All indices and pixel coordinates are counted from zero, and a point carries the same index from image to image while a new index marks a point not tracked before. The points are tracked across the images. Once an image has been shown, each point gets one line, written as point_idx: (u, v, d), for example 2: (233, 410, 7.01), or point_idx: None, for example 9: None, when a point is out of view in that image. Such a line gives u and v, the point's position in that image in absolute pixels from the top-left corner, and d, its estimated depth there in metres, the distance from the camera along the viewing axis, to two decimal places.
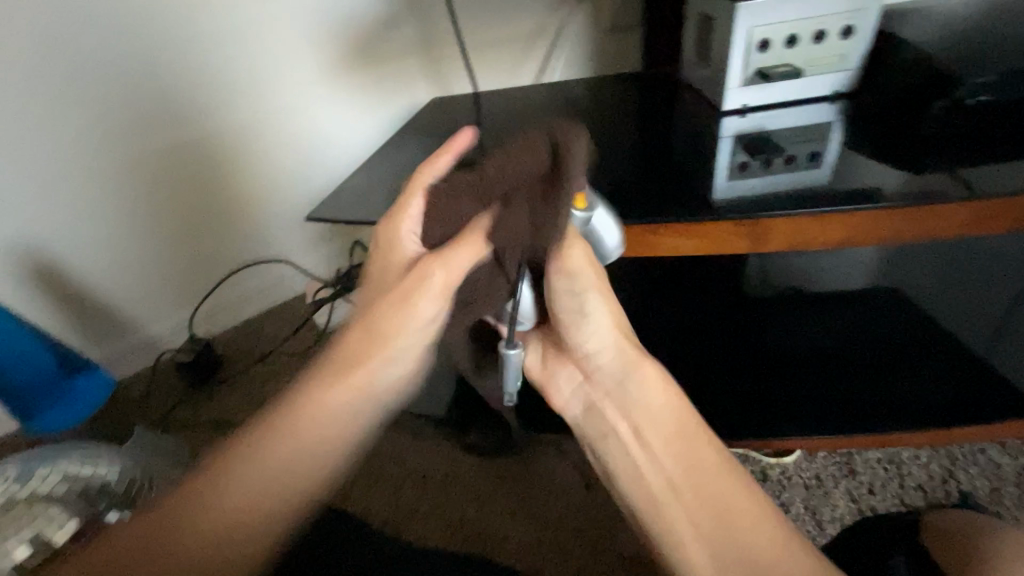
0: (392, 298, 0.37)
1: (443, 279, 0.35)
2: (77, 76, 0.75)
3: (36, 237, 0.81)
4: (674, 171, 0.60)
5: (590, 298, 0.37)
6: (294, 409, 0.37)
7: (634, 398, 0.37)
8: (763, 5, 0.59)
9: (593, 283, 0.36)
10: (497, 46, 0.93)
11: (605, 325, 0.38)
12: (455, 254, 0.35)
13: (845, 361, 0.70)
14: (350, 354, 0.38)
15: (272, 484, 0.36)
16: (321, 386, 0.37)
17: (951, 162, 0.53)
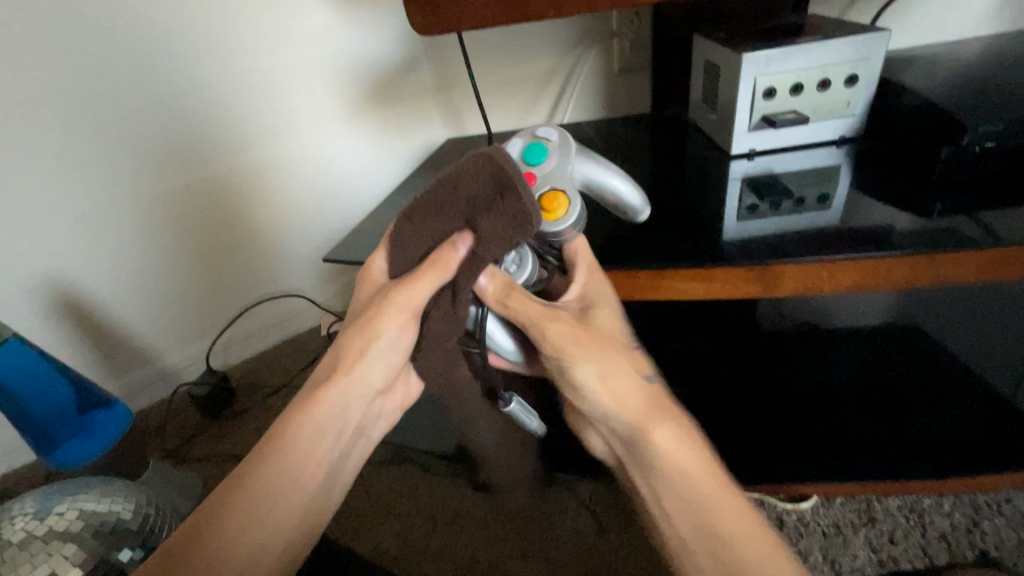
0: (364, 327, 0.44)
1: (403, 302, 0.42)
2: (110, 121, 0.80)
3: (65, 273, 0.84)
4: (684, 212, 0.61)
5: (587, 373, 0.41)
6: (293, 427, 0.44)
7: (647, 457, 0.39)
8: (769, 54, 0.61)
9: (585, 356, 0.41)
10: (510, 89, 0.96)
11: (608, 392, 0.40)
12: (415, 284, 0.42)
13: (860, 403, 0.69)
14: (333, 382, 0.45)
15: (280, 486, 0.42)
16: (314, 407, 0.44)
17: (960, 207, 0.54)
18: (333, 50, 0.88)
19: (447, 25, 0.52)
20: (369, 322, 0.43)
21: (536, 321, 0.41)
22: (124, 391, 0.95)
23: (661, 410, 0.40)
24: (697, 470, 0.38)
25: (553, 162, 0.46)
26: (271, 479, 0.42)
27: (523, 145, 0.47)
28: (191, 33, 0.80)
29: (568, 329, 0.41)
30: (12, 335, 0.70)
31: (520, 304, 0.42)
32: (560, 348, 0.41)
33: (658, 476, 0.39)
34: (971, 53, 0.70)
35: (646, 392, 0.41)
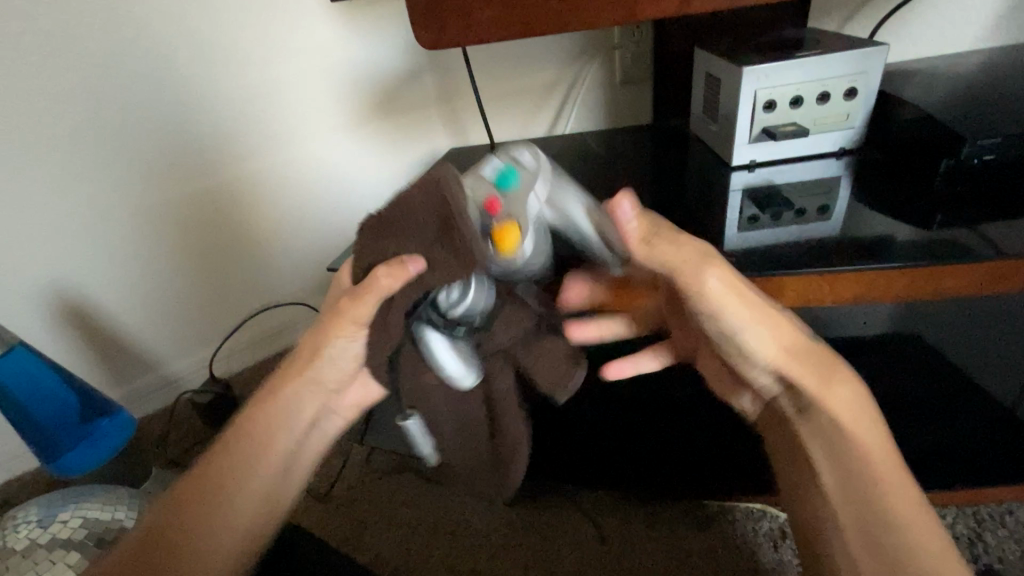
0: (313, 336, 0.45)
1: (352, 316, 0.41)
2: (118, 132, 0.81)
3: (70, 281, 0.85)
4: (685, 223, 0.62)
5: (746, 329, 0.40)
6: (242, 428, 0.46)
7: (828, 403, 0.40)
8: (769, 68, 0.62)
9: (749, 309, 0.40)
10: (512, 100, 0.97)
11: (766, 348, 0.41)
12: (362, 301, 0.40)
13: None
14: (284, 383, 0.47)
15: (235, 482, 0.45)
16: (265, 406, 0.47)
17: (961, 218, 0.54)
18: (337, 61, 0.89)
19: (451, 39, 0.52)
20: (324, 329, 0.44)
21: (691, 273, 0.38)
22: (126, 399, 0.95)
23: (819, 368, 0.40)
24: (875, 446, 0.40)
25: (528, 190, 0.38)
26: (225, 479, 0.45)
27: (498, 163, 0.38)
28: (198, 44, 0.81)
29: (725, 281, 0.39)
30: (19, 342, 0.71)
31: (672, 253, 0.38)
32: (720, 298, 0.39)
33: (845, 436, 0.41)
34: (970, 67, 0.71)
35: (802, 346, 0.41)
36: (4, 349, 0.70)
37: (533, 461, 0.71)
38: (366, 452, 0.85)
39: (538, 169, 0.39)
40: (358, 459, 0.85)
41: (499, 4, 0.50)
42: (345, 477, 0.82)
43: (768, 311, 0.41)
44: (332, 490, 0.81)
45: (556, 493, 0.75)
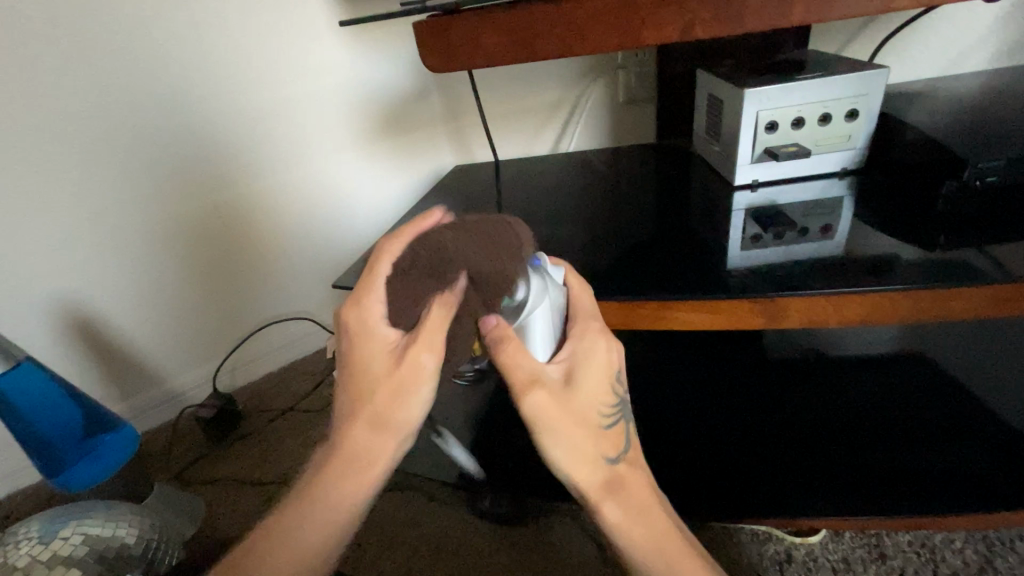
0: (388, 378, 0.38)
1: (427, 359, 0.37)
2: (129, 148, 0.83)
3: (79, 294, 0.86)
4: (688, 241, 0.62)
5: (555, 453, 0.38)
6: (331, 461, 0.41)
7: (618, 510, 0.40)
8: (771, 90, 0.62)
9: (566, 424, 0.38)
10: (517, 120, 0.98)
11: (569, 472, 0.39)
12: (432, 337, 0.37)
13: (869, 435, 0.68)
14: (359, 416, 0.39)
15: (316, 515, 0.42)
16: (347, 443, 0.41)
17: (964, 240, 0.54)
18: (346, 81, 0.91)
19: (458, 64, 0.54)
20: (400, 377, 0.38)
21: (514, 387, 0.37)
22: (131, 412, 0.95)
23: (611, 493, 0.40)
24: (653, 540, 0.41)
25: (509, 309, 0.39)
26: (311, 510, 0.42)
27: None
28: (210, 65, 0.83)
29: (543, 407, 0.37)
30: (25, 358, 0.71)
31: (506, 361, 0.37)
32: (533, 421, 0.37)
33: (624, 539, 0.40)
34: (969, 89, 0.72)
35: (606, 475, 0.40)
36: (10, 365, 0.69)
37: (536, 479, 0.71)
38: None
39: (532, 290, 0.39)
40: None
41: (503, 30, 0.51)
42: None
43: (590, 440, 0.39)
44: None
45: (558, 513, 0.75)
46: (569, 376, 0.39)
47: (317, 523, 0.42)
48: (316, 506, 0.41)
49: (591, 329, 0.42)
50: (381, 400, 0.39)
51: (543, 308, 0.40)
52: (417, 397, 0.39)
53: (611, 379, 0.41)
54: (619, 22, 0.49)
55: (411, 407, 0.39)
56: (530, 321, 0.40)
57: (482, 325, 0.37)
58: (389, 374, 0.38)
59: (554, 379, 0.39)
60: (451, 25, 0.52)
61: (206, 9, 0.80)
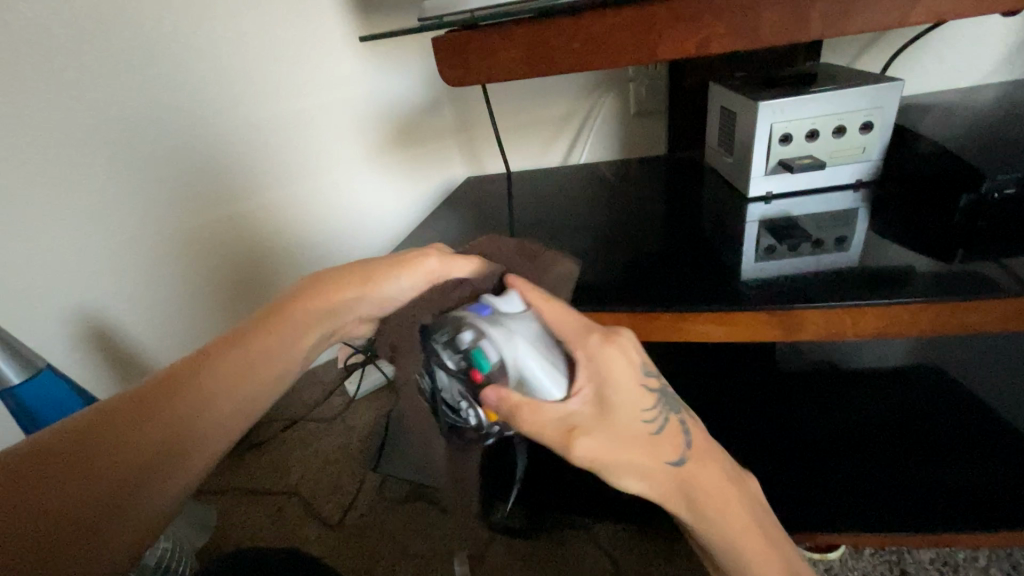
0: (385, 272, 0.46)
1: (428, 269, 0.46)
2: (146, 161, 0.84)
3: (95, 305, 0.88)
4: (701, 253, 0.62)
5: (624, 481, 0.40)
6: (264, 327, 0.45)
7: (695, 507, 0.42)
8: (784, 103, 0.62)
9: (614, 448, 0.39)
10: (527, 131, 0.99)
11: (643, 487, 0.41)
12: (454, 261, 0.46)
13: (884, 450, 0.67)
14: (321, 295, 0.46)
15: (213, 388, 0.42)
16: (296, 315, 0.46)
17: (982, 252, 0.54)
18: (358, 94, 0.92)
19: (476, 78, 0.54)
20: (394, 271, 0.46)
21: (556, 446, 0.39)
22: None
23: (689, 493, 0.42)
24: (734, 530, 0.42)
25: (498, 371, 0.38)
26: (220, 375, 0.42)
27: (469, 341, 0.39)
28: (227, 79, 0.85)
29: (589, 451, 0.39)
30: (47, 366, 0.71)
31: (528, 427, 0.38)
32: (585, 463, 0.39)
33: (709, 532, 0.43)
34: (985, 102, 0.71)
35: (679, 477, 0.42)
36: (31, 373, 0.69)
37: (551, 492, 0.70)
38: (379, 479, 0.85)
39: (499, 345, 0.38)
40: (371, 486, 0.85)
41: (521, 44, 0.52)
42: (358, 505, 0.82)
43: (646, 455, 0.41)
44: (344, 518, 0.81)
45: (571, 526, 0.74)
46: (600, 400, 0.39)
47: (230, 366, 0.43)
48: (230, 363, 0.43)
49: (596, 336, 0.40)
50: (365, 279, 0.46)
51: (528, 356, 0.38)
52: (400, 282, 0.46)
53: (637, 377, 0.40)
54: (636, 37, 0.49)
55: (387, 288, 0.46)
56: (525, 370, 0.38)
57: (488, 405, 0.38)
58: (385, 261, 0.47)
59: (586, 413, 0.39)
60: (470, 40, 0.53)
61: (223, 24, 0.82)
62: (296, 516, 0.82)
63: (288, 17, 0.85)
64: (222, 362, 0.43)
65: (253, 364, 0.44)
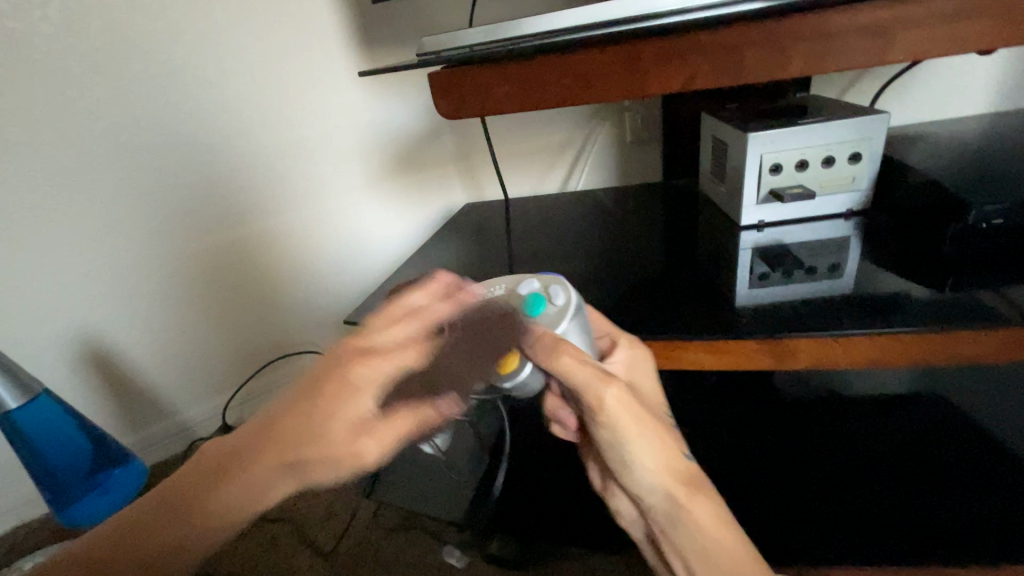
0: (319, 462, 0.34)
1: (373, 448, 0.36)
2: (150, 190, 0.86)
3: (95, 329, 0.89)
4: (694, 280, 0.63)
5: (645, 451, 0.42)
6: (192, 496, 0.36)
7: (695, 502, 0.44)
8: (773, 135, 0.64)
9: (647, 413, 0.42)
10: (525, 158, 1.01)
11: (655, 465, 0.42)
12: (389, 433, 0.36)
13: (884, 480, 0.67)
14: (248, 473, 0.35)
15: (149, 564, 0.37)
16: (226, 486, 0.35)
17: (972, 281, 0.54)
18: (358, 123, 0.94)
19: (472, 111, 0.56)
20: (327, 459, 0.35)
21: (591, 389, 0.39)
22: (139, 446, 0.97)
23: (696, 483, 0.44)
24: (728, 532, 0.44)
25: (548, 318, 0.43)
26: (153, 547, 0.37)
27: (536, 289, 0.46)
28: (230, 109, 0.87)
29: (623, 400, 0.40)
30: (43, 392, 0.71)
31: (569, 365, 0.39)
32: (616, 418, 0.40)
33: (703, 532, 0.44)
34: (973, 133, 0.73)
35: (688, 467, 0.44)
36: (29, 399, 0.70)
37: (547, 522, 0.70)
38: (374, 507, 0.84)
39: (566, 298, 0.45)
40: (366, 514, 0.84)
41: (513, 79, 0.53)
42: (352, 533, 0.81)
43: (668, 432, 0.43)
44: (337, 547, 0.80)
45: (567, 557, 0.73)
46: (628, 378, 0.46)
47: (159, 543, 0.37)
48: (162, 535, 0.36)
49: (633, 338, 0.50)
50: (292, 465, 0.34)
51: (581, 318, 0.45)
52: (331, 477, 0.36)
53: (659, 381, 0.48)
54: (623, 74, 0.50)
55: (322, 481, 0.36)
56: (570, 327, 0.43)
57: (526, 337, 0.40)
58: (329, 446, 0.34)
59: None
60: (463, 74, 0.55)
61: (228, 58, 0.85)
62: (289, 544, 0.81)
63: (291, 51, 0.87)
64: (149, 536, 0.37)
65: (172, 538, 0.36)
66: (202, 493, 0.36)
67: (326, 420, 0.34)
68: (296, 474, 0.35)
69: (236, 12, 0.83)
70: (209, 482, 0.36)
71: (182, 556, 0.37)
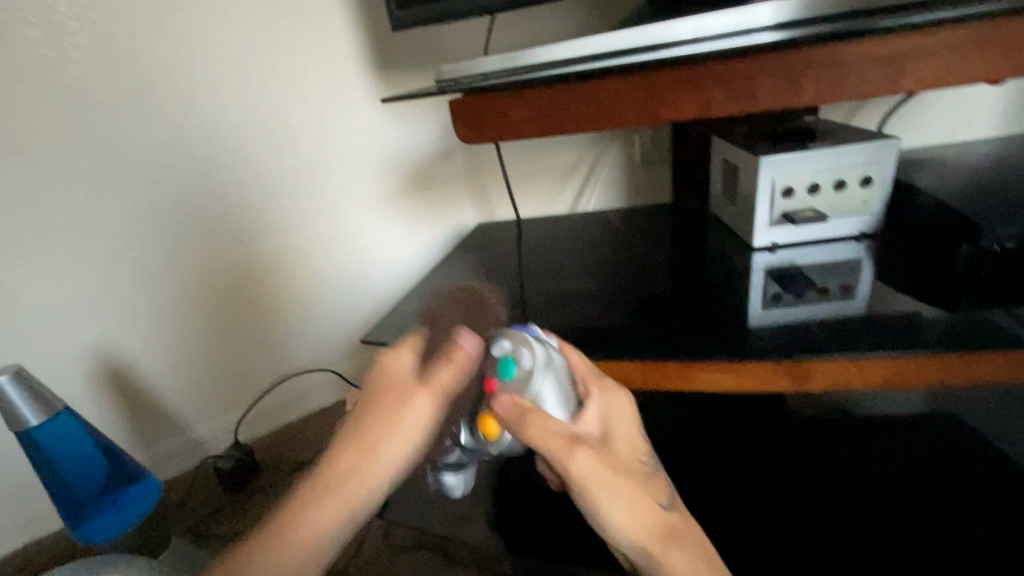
0: (392, 419, 0.44)
1: (431, 394, 0.44)
2: (171, 209, 0.88)
3: (112, 346, 0.90)
4: (707, 300, 0.64)
5: (616, 514, 0.41)
6: (303, 495, 0.43)
7: (681, 563, 0.42)
8: (784, 159, 0.65)
9: (614, 475, 0.41)
10: (536, 179, 1.03)
11: (629, 525, 0.41)
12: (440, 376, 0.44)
13: (900, 497, 0.66)
14: (350, 457, 0.44)
15: (279, 567, 0.42)
16: (331, 479, 0.44)
17: (986, 304, 0.54)
18: (374, 144, 0.96)
19: (490, 137, 0.57)
20: (397, 412, 0.44)
21: (558, 454, 0.40)
22: (150, 462, 0.98)
23: (676, 542, 0.43)
24: None
25: (518, 383, 0.43)
26: (277, 551, 0.42)
27: (505, 348, 0.44)
28: (250, 130, 0.89)
29: (590, 462, 0.41)
30: (64, 408, 0.72)
31: (536, 431, 0.40)
32: (580, 480, 0.40)
33: None
34: (981, 157, 0.73)
35: (664, 522, 0.43)
36: (50, 415, 0.70)
37: (560, 544, 0.70)
38: (384, 526, 0.84)
39: (532, 357, 0.44)
40: (376, 534, 0.83)
41: (531, 107, 0.55)
42: (363, 553, 0.80)
43: (642, 490, 0.43)
44: (348, 567, 0.79)
45: None
46: (600, 433, 0.45)
47: (282, 549, 0.42)
48: (285, 535, 0.42)
49: (608, 385, 0.49)
50: (375, 433, 0.44)
51: (550, 377, 0.45)
52: (410, 426, 0.44)
53: (637, 427, 0.48)
54: (640, 102, 0.52)
55: (404, 436, 0.44)
56: (537, 388, 0.44)
57: (499, 406, 0.41)
58: (395, 408, 0.44)
59: (589, 437, 0.43)
60: (482, 102, 0.56)
61: (249, 82, 0.87)
62: None
63: (309, 76, 0.90)
64: (273, 543, 0.42)
65: (297, 533, 0.43)
66: (311, 492, 0.43)
67: (385, 389, 0.45)
68: (376, 449, 0.44)
69: (258, 38, 0.86)
70: (309, 491, 0.43)
71: (305, 553, 0.43)
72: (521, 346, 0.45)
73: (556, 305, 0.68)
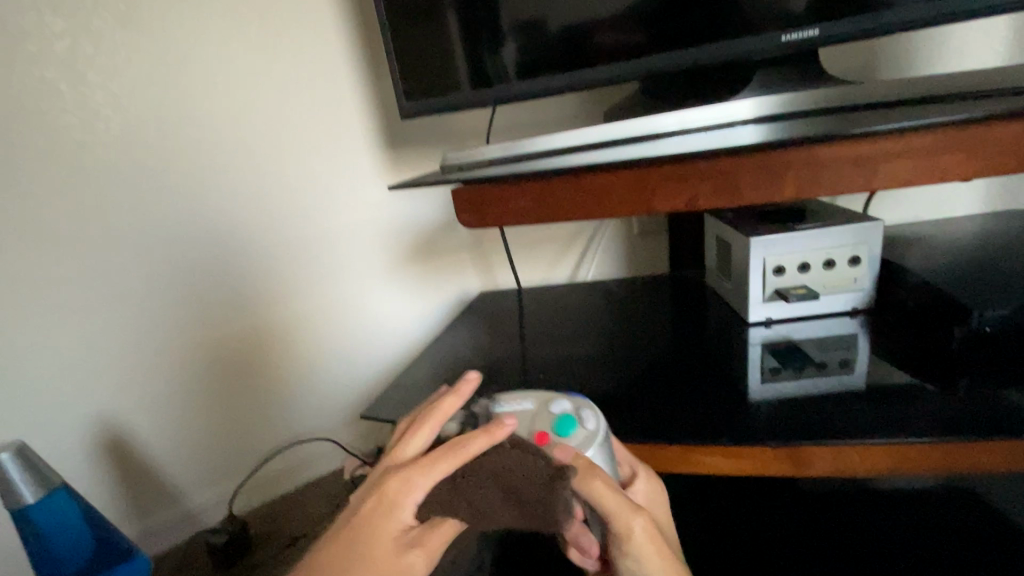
0: (387, 504, 0.41)
1: (443, 469, 0.41)
2: (182, 280, 0.91)
3: (115, 415, 0.91)
4: (704, 374, 0.65)
5: None
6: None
7: None
8: (773, 240, 0.67)
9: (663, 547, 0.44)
10: (537, 250, 1.06)
11: None
12: (463, 448, 0.42)
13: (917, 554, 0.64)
14: (345, 541, 0.41)
15: None
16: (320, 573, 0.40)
17: (982, 385, 0.54)
18: (380, 217, 1.00)
19: (491, 220, 0.60)
20: (390, 491, 0.41)
21: (620, 517, 0.42)
22: (143, 534, 0.96)
23: None
24: None
25: (577, 440, 0.45)
26: None
27: (567, 409, 0.48)
28: (264, 205, 0.93)
29: (648, 529, 0.43)
30: (60, 485, 0.72)
31: (602, 490, 0.41)
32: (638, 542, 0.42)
33: None
34: (967, 235, 0.76)
35: None
36: (46, 492, 0.70)
37: None
38: None
39: (596, 421, 0.47)
40: None
41: (529, 194, 0.58)
42: None
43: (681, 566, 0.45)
44: None
45: None
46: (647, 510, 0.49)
47: None
48: None
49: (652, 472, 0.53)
50: (368, 509, 0.41)
51: (607, 447, 0.46)
52: (405, 509, 0.41)
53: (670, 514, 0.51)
54: (631, 193, 0.55)
55: (397, 519, 0.41)
56: (595, 455, 0.45)
57: (563, 453, 0.42)
58: (390, 490, 0.41)
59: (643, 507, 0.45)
60: (483, 190, 0.59)
61: (266, 162, 0.92)
62: None
63: (322, 155, 0.95)
64: None
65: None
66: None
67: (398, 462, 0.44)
68: (370, 539, 0.40)
69: (274, 121, 0.91)
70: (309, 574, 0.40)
71: None
72: (585, 407, 0.48)
73: (556, 377, 0.69)
